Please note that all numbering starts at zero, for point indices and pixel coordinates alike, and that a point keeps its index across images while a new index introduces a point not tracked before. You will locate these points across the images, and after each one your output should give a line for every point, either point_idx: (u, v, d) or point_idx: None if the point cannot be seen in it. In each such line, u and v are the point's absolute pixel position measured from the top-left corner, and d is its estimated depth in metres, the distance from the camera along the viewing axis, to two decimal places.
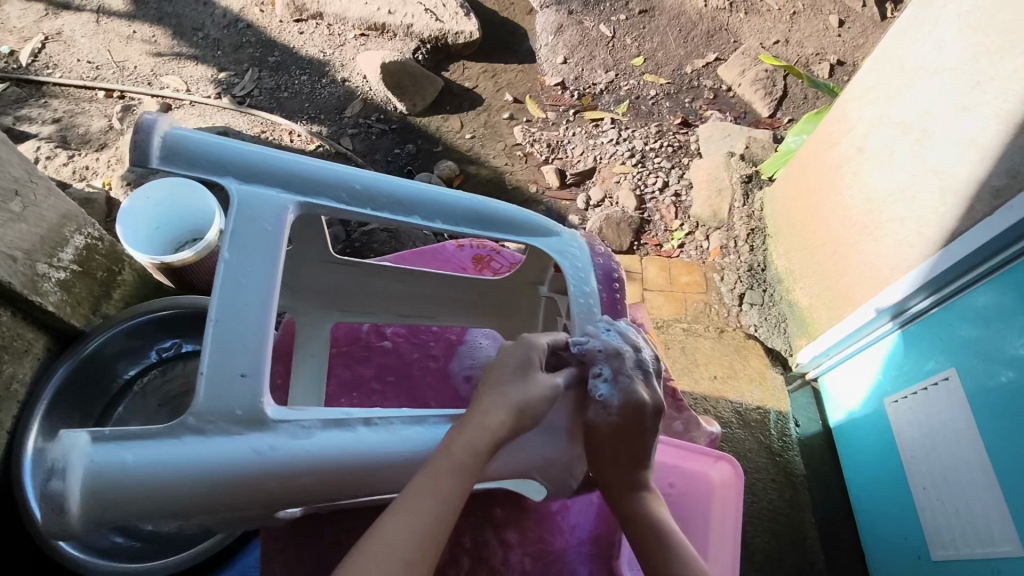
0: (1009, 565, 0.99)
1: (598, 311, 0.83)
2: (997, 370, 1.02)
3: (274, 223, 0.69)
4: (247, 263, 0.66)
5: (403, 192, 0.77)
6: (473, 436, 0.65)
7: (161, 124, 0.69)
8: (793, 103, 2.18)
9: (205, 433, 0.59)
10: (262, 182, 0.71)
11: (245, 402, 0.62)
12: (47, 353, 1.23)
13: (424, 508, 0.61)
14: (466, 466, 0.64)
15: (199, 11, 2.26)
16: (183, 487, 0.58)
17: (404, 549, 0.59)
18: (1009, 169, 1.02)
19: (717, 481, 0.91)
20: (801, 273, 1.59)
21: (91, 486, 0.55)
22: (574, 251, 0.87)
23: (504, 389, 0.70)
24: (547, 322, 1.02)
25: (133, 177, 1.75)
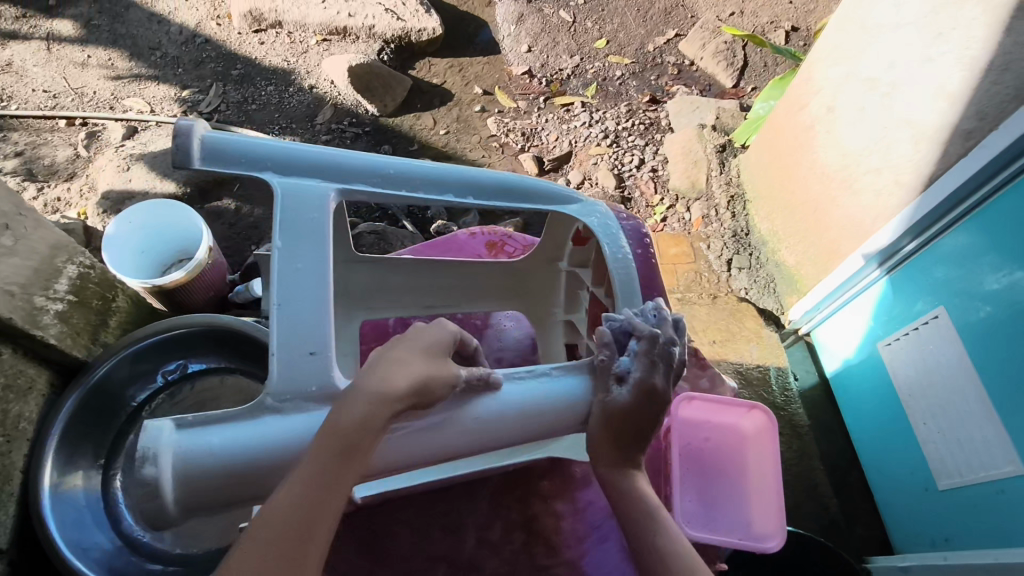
0: (1012, 484, 1.05)
1: (636, 287, 0.80)
2: (975, 306, 1.09)
3: (320, 212, 0.67)
4: (298, 248, 0.64)
5: (436, 172, 0.75)
6: (358, 410, 0.56)
7: (197, 126, 0.67)
8: (754, 71, 2.24)
9: (285, 411, 0.58)
10: (301, 174, 0.69)
11: (321, 379, 0.59)
12: (51, 388, 1.20)
13: (303, 494, 0.53)
14: (350, 448, 0.55)
15: (153, 30, 2.22)
16: (268, 472, 0.55)
17: (285, 543, 0.51)
18: (977, 111, 1.08)
19: (751, 429, 0.93)
20: (784, 233, 1.65)
21: (181, 470, 0.52)
22: (602, 214, 0.85)
23: (404, 363, 0.60)
24: (568, 297, 1.05)
25: (109, 203, 1.71)
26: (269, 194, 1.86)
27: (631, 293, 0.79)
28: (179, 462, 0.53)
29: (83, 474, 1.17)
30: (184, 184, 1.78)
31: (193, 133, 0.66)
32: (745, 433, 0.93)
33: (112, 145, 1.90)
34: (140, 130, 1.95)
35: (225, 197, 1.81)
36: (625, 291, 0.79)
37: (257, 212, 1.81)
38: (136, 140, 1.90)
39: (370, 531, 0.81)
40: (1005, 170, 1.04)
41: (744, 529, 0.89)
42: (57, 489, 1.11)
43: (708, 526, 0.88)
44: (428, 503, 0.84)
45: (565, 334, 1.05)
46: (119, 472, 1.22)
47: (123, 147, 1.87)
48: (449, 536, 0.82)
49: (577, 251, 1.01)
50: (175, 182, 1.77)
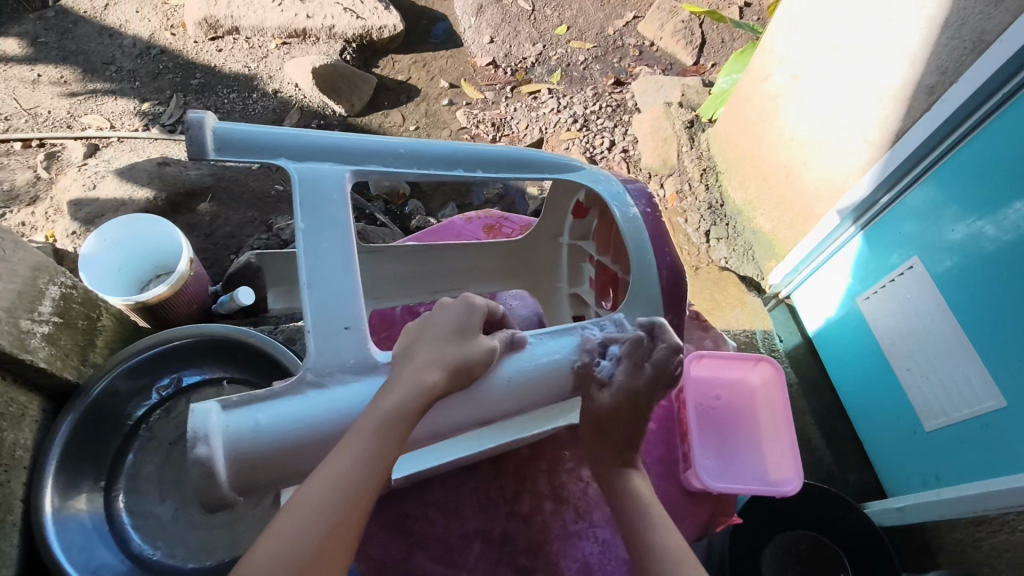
0: (995, 417, 1.11)
1: (648, 243, 0.79)
2: (939, 257, 1.18)
3: (339, 192, 0.70)
4: (323, 229, 0.67)
5: (444, 149, 0.78)
6: (400, 394, 0.58)
7: (209, 118, 0.68)
8: (713, 48, 2.29)
9: (326, 386, 0.61)
10: (315, 158, 0.71)
11: (357, 351, 0.64)
12: (43, 414, 1.17)
13: (345, 471, 0.55)
14: (393, 429, 0.57)
15: (105, 44, 2.15)
16: (312, 445, 0.59)
17: (328, 511, 0.53)
18: (938, 67, 1.14)
19: (759, 382, 0.98)
20: (758, 201, 1.71)
21: (233, 448, 0.55)
22: (606, 177, 0.86)
23: (435, 346, 0.62)
24: (571, 271, 1.08)
25: (78, 222, 1.64)
26: (244, 202, 1.83)
27: (643, 251, 0.79)
28: (231, 441, 0.55)
29: (87, 497, 1.15)
30: (157, 196, 1.72)
31: (203, 125, 0.67)
32: (754, 385, 0.98)
33: (74, 164, 1.83)
34: (102, 148, 1.88)
35: (199, 208, 1.78)
36: (637, 250, 0.79)
37: (234, 220, 1.79)
38: (99, 157, 1.84)
39: (400, 517, 0.81)
40: (961, 126, 1.12)
41: (761, 479, 0.91)
42: (60, 516, 1.09)
43: (724, 478, 0.91)
44: (454, 484, 0.84)
45: (571, 307, 1.08)
46: (122, 492, 1.20)
47: (86, 165, 1.80)
48: (479, 513, 0.82)
49: (577, 225, 1.04)
50: (147, 194, 1.71)
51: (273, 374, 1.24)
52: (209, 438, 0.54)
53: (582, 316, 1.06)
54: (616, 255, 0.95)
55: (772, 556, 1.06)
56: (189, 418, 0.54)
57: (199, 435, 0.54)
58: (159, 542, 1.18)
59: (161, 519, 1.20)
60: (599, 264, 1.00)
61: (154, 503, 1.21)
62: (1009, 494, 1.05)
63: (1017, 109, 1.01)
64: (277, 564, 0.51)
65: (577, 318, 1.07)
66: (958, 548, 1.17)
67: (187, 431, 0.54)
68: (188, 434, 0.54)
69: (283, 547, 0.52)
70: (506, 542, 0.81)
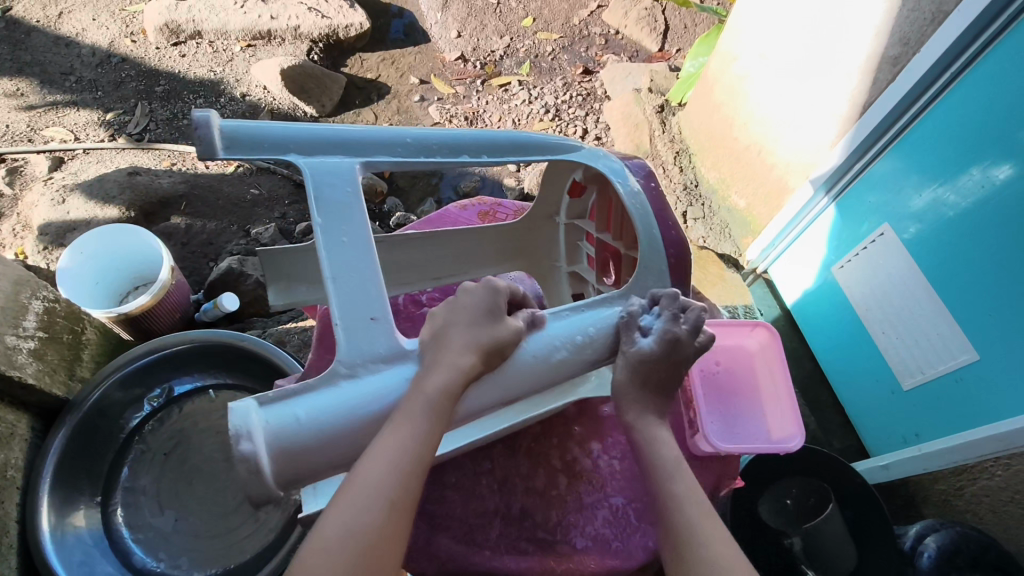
0: (968, 370, 1.16)
1: (653, 218, 0.82)
2: (906, 224, 1.25)
3: (351, 185, 0.71)
4: (341, 221, 0.68)
5: (450, 136, 0.80)
6: (440, 377, 0.63)
7: (214, 117, 0.69)
8: (677, 34, 2.33)
9: (359, 375, 0.62)
10: (324, 152, 0.73)
11: (386, 342, 0.65)
12: (34, 432, 1.15)
13: (398, 451, 0.60)
14: (437, 408, 0.62)
15: (62, 54, 2.09)
16: (354, 433, 0.61)
17: (388, 488, 0.59)
18: (901, 38, 1.19)
19: (757, 347, 1.01)
20: (732, 178, 1.77)
21: (276, 444, 0.57)
22: (604, 155, 0.88)
23: (465, 331, 0.67)
24: (568, 250, 1.10)
25: (48, 238, 1.60)
26: (220, 207, 1.80)
27: (650, 227, 0.81)
28: (274, 437, 0.57)
29: (84, 513, 1.12)
30: (128, 210, 1.68)
31: (211, 124, 0.68)
32: (752, 351, 1.01)
33: (39, 178, 1.78)
34: (68, 160, 1.83)
35: (174, 217, 1.75)
36: (643, 223, 0.81)
37: (210, 226, 1.76)
38: (65, 170, 1.79)
39: (418, 502, 0.82)
40: (919, 100, 1.18)
41: (766, 438, 0.95)
42: (58, 535, 1.06)
43: (732, 441, 0.94)
44: (469, 467, 0.85)
45: (570, 285, 1.11)
46: (119, 507, 1.17)
47: (52, 179, 1.75)
48: (496, 492, 0.84)
49: (573, 204, 1.07)
50: (119, 207, 1.66)
51: (270, 379, 1.23)
52: (252, 435, 0.56)
53: (582, 293, 1.08)
54: (617, 233, 0.97)
55: (766, 509, 1.11)
56: (230, 418, 0.56)
57: (242, 433, 0.56)
58: (162, 554, 1.16)
59: (162, 531, 1.18)
60: (599, 242, 1.02)
61: (153, 515, 1.19)
62: (986, 442, 1.11)
63: (974, 79, 1.07)
64: (345, 542, 0.57)
65: (578, 296, 1.10)
66: (941, 498, 1.21)
67: (229, 431, 0.56)
68: (231, 434, 0.56)
69: (349, 525, 0.58)
70: (524, 518, 0.83)
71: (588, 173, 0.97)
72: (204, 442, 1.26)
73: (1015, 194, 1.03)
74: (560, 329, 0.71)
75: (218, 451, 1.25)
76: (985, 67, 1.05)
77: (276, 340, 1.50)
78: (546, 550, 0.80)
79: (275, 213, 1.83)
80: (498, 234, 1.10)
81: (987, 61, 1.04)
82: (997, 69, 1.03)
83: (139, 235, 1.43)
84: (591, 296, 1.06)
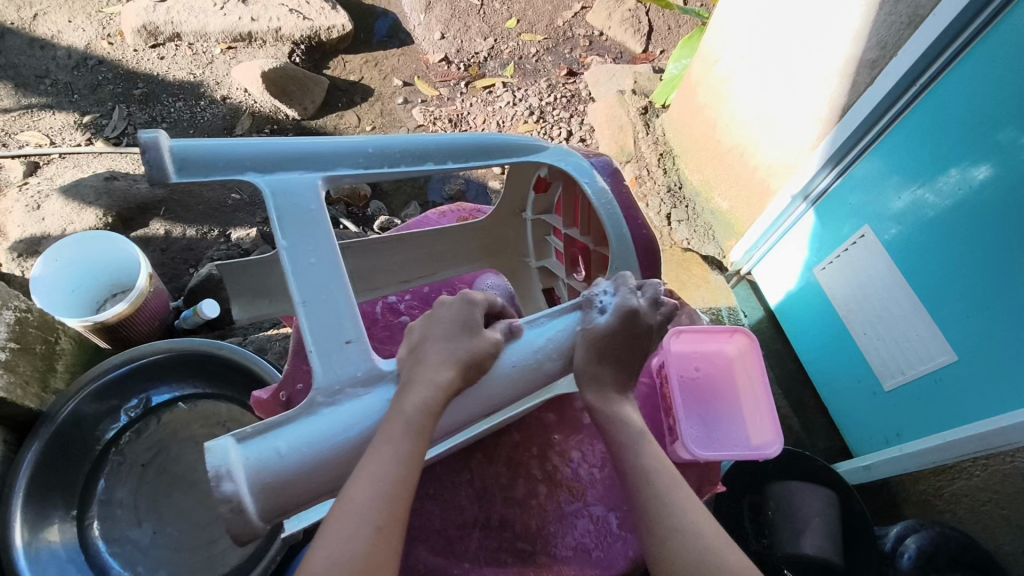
0: (948, 371, 1.17)
1: (622, 220, 0.82)
2: (886, 226, 1.25)
3: (316, 200, 0.70)
4: (306, 241, 0.67)
5: (414, 144, 0.79)
6: (417, 395, 0.62)
7: (163, 137, 0.67)
8: (661, 35, 2.33)
9: (338, 404, 0.61)
10: (284, 168, 0.71)
11: (363, 364, 0.64)
12: (7, 445, 1.11)
13: (380, 474, 0.59)
14: (415, 425, 0.61)
15: (37, 57, 2.05)
16: (337, 460, 0.59)
17: (371, 511, 0.58)
18: (879, 41, 1.20)
19: (735, 353, 1.02)
20: (715, 181, 1.77)
21: (259, 481, 0.55)
22: (567, 155, 0.88)
23: (440, 346, 0.66)
24: (537, 244, 1.10)
25: (23, 246, 1.57)
26: (200, 213, 1.78)
27: (619, 226, 0.81)
28: (256, 474, 0.55)
29: (59, 527, 1.09)
30: (105, 214, 1.66)
31: (159, 145, 0.66)
32: (731, 356, 1.02)
33: (14, 184, 1.74)
34: (43, 165, 1.80)
35: (153, 222, 1.72)
36: (613, 224, 0.81)
37: (189, 232, 1.74)
38: (40, 175, 1.76)
39: None
40: (895, 105, 1.19)
41: (746, 444, 0.95)
42: (32, 550, 1.03)
43: (713, 448, 0.93)
44: (448, 477, 0.84)
45: (541, 280, 1.11)
46: (96, 520, 1.15)
47: (27, 184, 1.72)
48: (475, 503, 0.83)
49: (539, 199, 1.06)
50: (95, 213, 1.64)
51: (251, 388, 1.21)
52: (233, 473, 0.53)
53: (554, 288, 1.09)
54: (585, 228, 0.97)
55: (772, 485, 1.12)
56: (208, 458, 0.53)
57: (221, 473, 0.54)
58: (140, 567, 1.14)
59: (140, 543, 1.16)
60: (567, 236, 1.01)
61: (131, 528, 1.17)
62: (965, 443, 1.11)
63: (950, 82, 1.08)
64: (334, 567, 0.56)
65: (547, 289, 1.10)
66: (922, 498, 1.22)
67: (209, 471, 0.53)
68: (209, 475, 0.53)
69: (335, 556, 0.56)
70: (504, 528, 0.82)
71: (554, 171, 0.95)
72: (183, 453, 1.25)
73: (993, 196, 1.04)
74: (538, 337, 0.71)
75: (198, 462, 1.24)
76: (961, 72, 1.06)
77: (256, 348, 1.49)
78: (524, 560, 0.80)
79: (256, 217, 1.81)
80: (477, 239, 1.09)
81: (963, 64, 1.05)
82: (975, 72, 1.03)
83: (102, 237, 1.38)
84: (563, 290, 1.07)
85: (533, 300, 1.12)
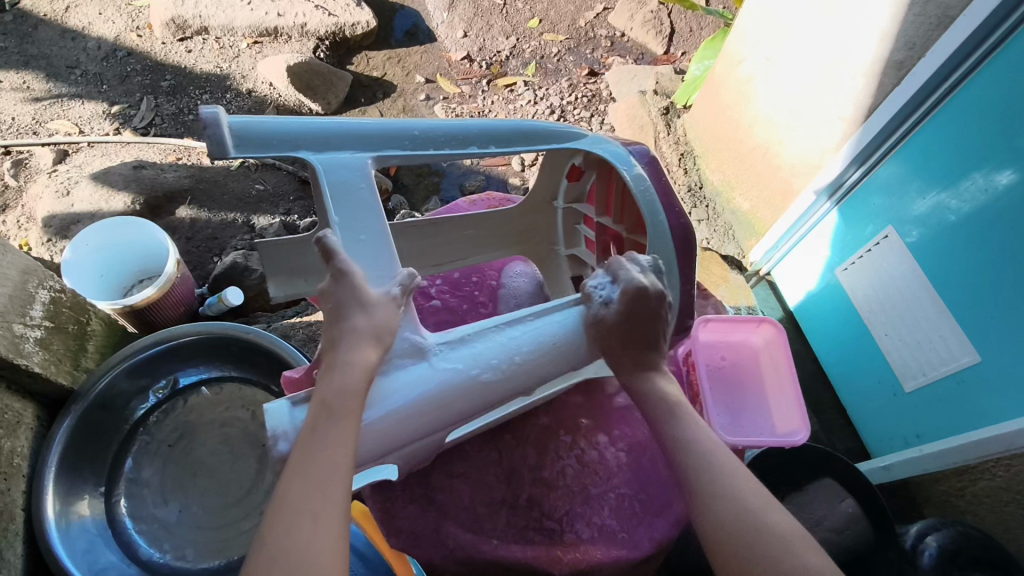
0: (969, 372, 1.16)
1: (660, 207, 0.83)
2: (908, 228, 1.25)
3: (364, 180, 0.75)
4: (357, 219, 0.73)
5: (457, 129, 0.83)
6: (345, 377, 0.63)
7: (222, 113, 0.70)
8: (682, 37, 2.34)
9: (388, 374, 0.67)
10: (335, 147, 0.76)
11: (413, 336, 0.70)
12: (40, 421, 1.14)
13: (329, 453, 0.60)
14: (344, 408, 0.62)
15: (68, 48, 2.09)
16: (378, 425, 0.66)
17: (309, 501, 0.58)
18: (907, 42, 1.20)
19: (761, 343, 1.03)
20: (736, 181, 1.79)
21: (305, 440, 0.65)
22: (603, 143, 0.90)
23: (357, 322, 0.66)
24: (566, 232, 1.12)
25: (53, 231, 1.60)
26: (225, 202, 1.80)
27: (655, 214, 0.83)
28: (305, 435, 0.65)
29: (88, 502, 1.12)
30: (134, 202, 1.68)
31: (219, 121, 0.69)
32: (757, 346, 1.03)
33: (43, 171, 1.78)
34: (72, 153, 1.83)
35: (179, 211, 1.75)
36: (649, 210, 0.83)
37: (215, 221, 1.76)
38: (70, 163, 1.79)
39: (427, 490, 0.83)
40: (921, 106, 1.20)
41: (770, 433, 0.96)
42: (63, 523, 1.05)
43: (738, 434, 0.94)
44: (477, 457, 0.86)
45: (569, 268, 1.11)
46: (123, 497, 1.18)
47: (56, 171, 1.75)
48: (504, 482, 0.85)
49: (571, 188, 1.08)
50: (124, 200, 1.67)
51: (277, 370, 1.23)
52: (284, 434, 0.64)
53: (582, 276, 1.09)
54: (618, 215, 0.99)
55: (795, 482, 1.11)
56: (266, 422, 0.64)
57: (277, 434, 0.64)
58: (167, 545, 1.16)
59: (167, 522, 1.18)
60: (599, 225, 1.03)
61: (158, 507, 1.19)
62: (986, 444, 1.12)
63: (976, 85, 1.08)
64: (283, 559, 0.55)
65: (576, 278, 1.10)
66: (943, 498, 1.23)
67: (268, 432, 0.64)
68: (269, 435, 0.64)
69: (290, 530, 0.57)
70: (533, 507, 0.83)
71: (589, 158, 0.98)
72: (208, 435, 1.27)
73: (1017, 200, 1.04)
74: (410, 381, 0.67)
75: (221, 444, 1.26)
76: (988, 74, 1.05)
77: (280, 333, 1.51)
78: (551, 540, 0.81)
79: (279, 208, 1.83)
80: (505, 229, 1.11)
81: (991, 67, 1.05)
82: (1001, 73, 1.03)
83: (139, 224, 1.41)
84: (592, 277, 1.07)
85: (561, 288, 1.12)
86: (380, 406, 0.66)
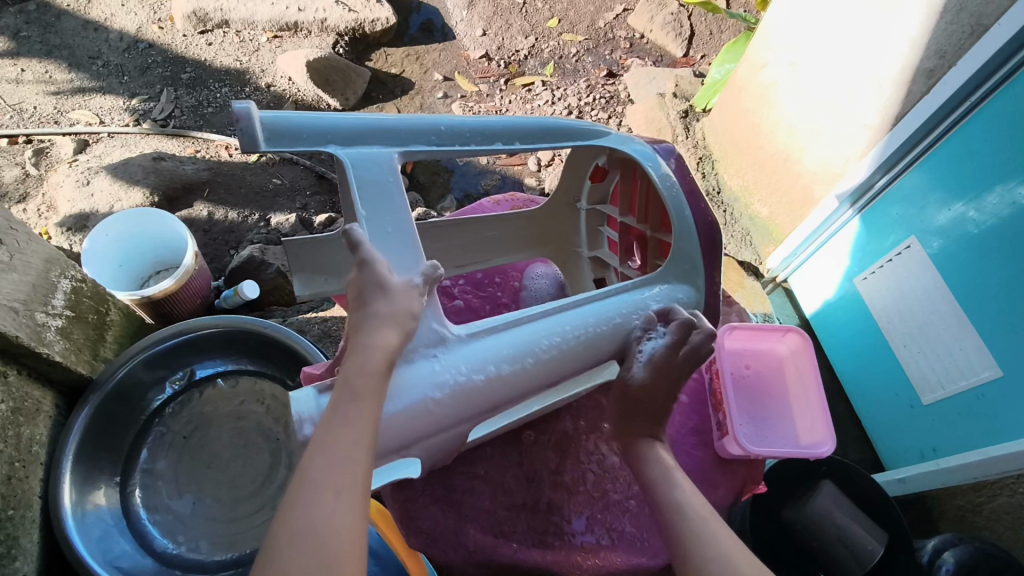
0: (992, 387, 1.15)
1: (684, 198, 0.84)
2: (931, 238, 1.24)
3: (391, 173, 0.75)
4: (383, 212, 0.73)
5: (481, 125, 0.83)
6: (364, 358, 0.63)
7: (253, 108, 0.69)
8: (702, 40, 2.33)
9: (414, 362, 0.67)
10: (361, 143, 0.76)
11: (437, 327, 0.69)
12: (58, 410, 1.14)
13: (352, 436, 0.59)
14: (364, 388, 0.61)
15: (90, 38, 2.10)
16: (407, 417, 0.65)
17: (329, 478, 0.57)
18: (938, 51, 1.19)
19: (787, 352, 1.03)
20: (755, 187, 1.78)
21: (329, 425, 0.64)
22: (628, 142, 0.89)
23: (379, 307, 0.66)
24: (590, 235, 1.11)
25: (72, 221, 1.61)
26: (243, 196, 1.80)
27: (680, 207, 0.83)
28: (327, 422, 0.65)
29: (104, 491, 1.13)
30: (152, 193, 1.69)
31: (251, 116, 0.68)
32: (782, 356, 1.03)
33: (64, 160, 1.79)
34: (93, 143, 1.84)
35: (196, 203, 1.75)
36: (674, 206, 0.83)
37: (231, 216, 1.76)
38: (90, 153, 1.80)
39: (449, 491, 0.83)
40: (950, 116, 1.18)
41: (795, 443, 0.96)
42: (78, 513, 1.06)
43: (762, 443, 0.94)
44: (498, 460, 0.86)
45: (591, 270, 1.11)
46: (137, 487, 1.18)
47: (76, 161, 1.77)
48: (524, 486, 0.85)
49: (594, 189, 1.08)
50: (142, 191, 1.67)
51: (294, 365, 1.24)
52: (311, 419, 0.63)
53: (604, 278, 1.09)
54: (642, 215, 0.98)
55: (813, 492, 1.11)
56: (293, 406, 0.64)
57: (302, 418, 0.64)
58: (180, 537, 1.16)
59: (181, 514, 1.18)
60: (623, 225, 1.03)
61: (172, 498, 1.19)
62: (1005, 461, 1.11)
63: (1005, 97, 1.06)
64: (300, 533, 0.55)
65: (599, 280, 1.10)
66: (959, 514, 1.22)
67: (293, 417, 0.64)
68: (294, 419, 0.63)
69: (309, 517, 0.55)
70: (552, 512, 0.83)
71: (613, 157, 0.98)
72: (223, 429, 1.27)
73: None
74: (459, 360, 0.68)
75: (236, 437, 1.27)
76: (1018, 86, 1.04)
77: (296, 329, 1.52)
78: (572, 545, 0.81)
79: (296, 203, 1.83)
80: (528, 233, 1.12)
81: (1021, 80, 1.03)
82: None
83: (162, 218, 1.42)
84: (614, 279, 1.07)
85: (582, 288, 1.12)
86: (398, 399, 0.65)
